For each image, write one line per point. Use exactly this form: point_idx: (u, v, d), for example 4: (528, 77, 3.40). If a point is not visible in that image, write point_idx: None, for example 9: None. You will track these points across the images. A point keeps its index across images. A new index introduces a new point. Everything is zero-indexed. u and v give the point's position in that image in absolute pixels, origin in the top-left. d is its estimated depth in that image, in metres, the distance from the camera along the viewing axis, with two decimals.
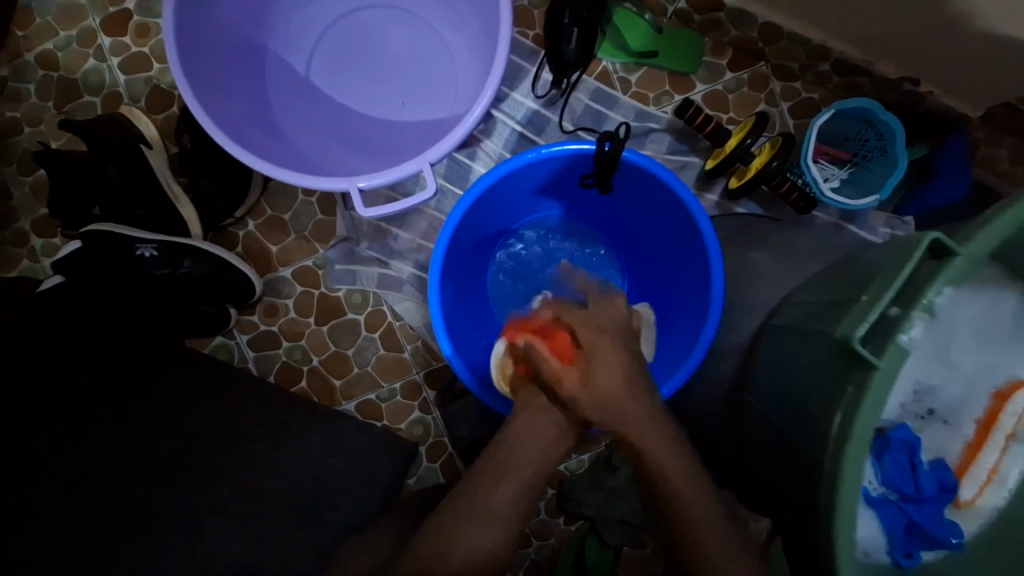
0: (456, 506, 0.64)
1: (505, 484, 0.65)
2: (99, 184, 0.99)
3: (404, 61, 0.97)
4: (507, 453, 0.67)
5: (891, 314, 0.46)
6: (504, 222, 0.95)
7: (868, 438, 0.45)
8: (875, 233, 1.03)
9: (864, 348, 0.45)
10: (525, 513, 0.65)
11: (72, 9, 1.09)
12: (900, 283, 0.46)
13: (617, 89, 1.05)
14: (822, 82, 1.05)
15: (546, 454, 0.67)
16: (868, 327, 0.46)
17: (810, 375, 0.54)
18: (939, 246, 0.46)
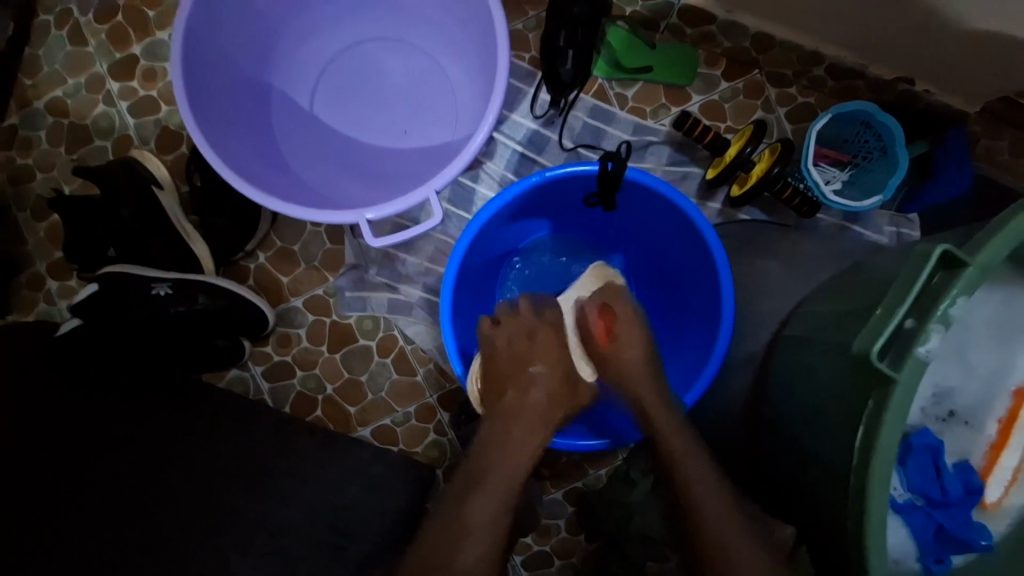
0: (432, 528, 0.65)
1: (477, 496, 0.66)
2: (112, 226, 1.01)
3: (405, 90, 0.99)
4: (483, 467, 0.69)
5: (906, 326, 0.46)
6: (510, 243, 0.95)
7: (891, 454, 0.45)
8: (881, 233, 1.03)
9: (882, 363, 0.45)
10: (504, 522, 0.65)
11: (81, 57, 1.12)
12: (914, 295, 0.46)
13: (615, 105, 1.06)
14: (817, 86, 1.04)
15: (514, 461, 0.69)
16: (885, 341, 0.46)
17: (826, 388, 0.54)
18: (949, 256, 0.46)
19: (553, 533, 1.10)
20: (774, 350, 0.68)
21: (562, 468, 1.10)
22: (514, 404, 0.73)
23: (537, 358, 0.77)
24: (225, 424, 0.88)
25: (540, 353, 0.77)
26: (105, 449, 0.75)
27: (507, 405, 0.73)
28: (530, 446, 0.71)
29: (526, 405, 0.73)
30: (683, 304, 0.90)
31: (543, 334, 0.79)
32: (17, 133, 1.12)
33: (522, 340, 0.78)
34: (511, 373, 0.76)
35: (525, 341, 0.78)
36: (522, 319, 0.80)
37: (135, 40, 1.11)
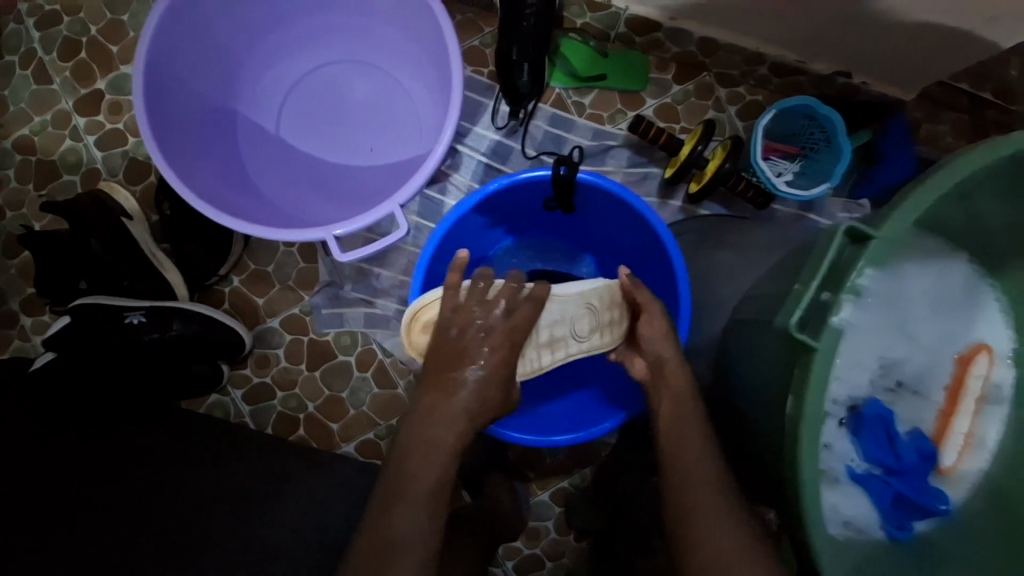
0: (364, 540, 0.63)
1: (399, 506, 0.64)
2: (84, 259, 1.02)
3: (368, 109, 1.02)
4: (404, 474, 0.67)
5: (823, 299, 0.49)
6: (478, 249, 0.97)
7: (819, 423, 0.47)
8: (835, 218, 1.08)
9: (802, 333, 0.48)
10: (427, 534, 0.63)
11: (46, 95, 1.13)
12: (826, 268, 0.49)
13: (573, 112, 1.10)
14: (763, 84, 1.10)
15: (438, 463, 0.67)
16: (803, 313, 0.49)
17: (772, 366, 0.56)
18: (856, 232, 0.49)
19: (542, 535, 1.10)
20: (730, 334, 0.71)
21: (547, 469, 1.11)
22: (438, 402, 0.70)
23: (481, 359, 0.71)
24: (204, 448, 0.89)
25: (494, 350, 0.71)
26: (80, 477, 0.75)
27: (434, 404, 0.70)
28: (448, 444, 0.69)
29: (451, 406, 0.69)
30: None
31: (491, 332, 0.72)
32: None
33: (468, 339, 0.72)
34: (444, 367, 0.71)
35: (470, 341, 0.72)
36: (481, 317, 0.73)
37: (100, 75, 1.13)
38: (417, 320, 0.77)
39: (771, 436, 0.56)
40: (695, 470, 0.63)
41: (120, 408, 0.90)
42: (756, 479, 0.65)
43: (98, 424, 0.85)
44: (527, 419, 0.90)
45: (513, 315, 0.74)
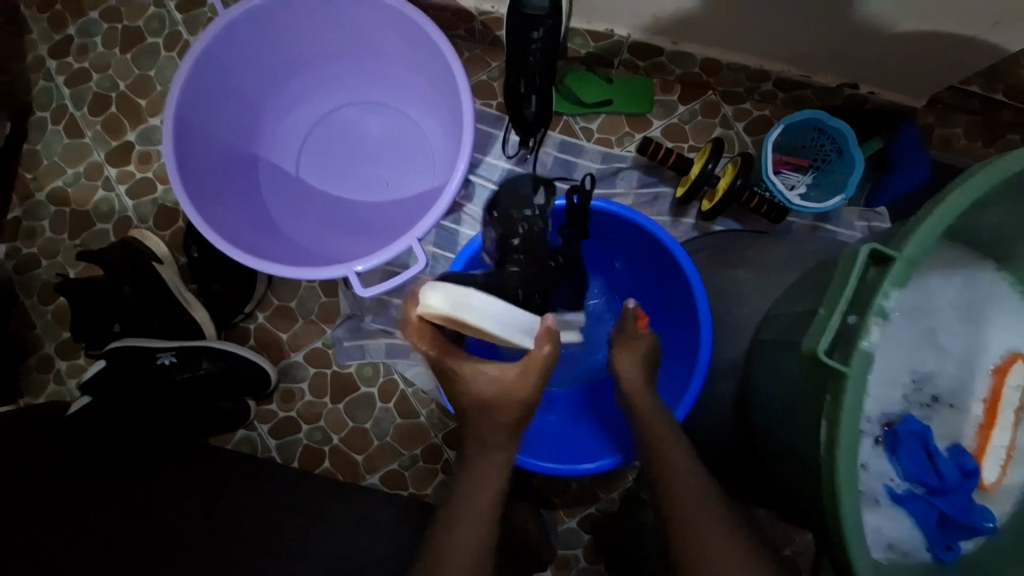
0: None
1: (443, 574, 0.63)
2: (116, 303, 1.05)
3: (383, 146, 1.06)
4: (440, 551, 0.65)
5: (851, 322, 0.49)
6: (493, 203, 0.90)
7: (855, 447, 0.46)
8: (853, 228, 1.07)
9: (831, 359, 0.48)
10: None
11: (79, 149, 1.20)
12: (850, 293, 0.49)
13: (581, 137, 1.12)
14: (768, 100, 1.11)
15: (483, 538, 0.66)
16: (831, 338, 0.49)
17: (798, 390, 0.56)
18: (878, 254, 0.49)
19: (571, 565, 1.08)
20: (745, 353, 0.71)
21: (573, 496, 1.09)
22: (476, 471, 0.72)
23: (502, 410, 0.74)
24: (232, 487, 0.90)
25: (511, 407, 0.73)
26: (119, 518, 0.77)
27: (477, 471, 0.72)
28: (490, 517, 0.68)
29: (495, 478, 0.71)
30: (667, 317, 0.91)
31: (527, 384, 0.73)
32: (20, 225, 1.19)
33: (500, 382, 0.74)
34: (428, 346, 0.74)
35: (516, 390, 0.73)
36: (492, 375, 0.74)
37: (129, 128, 1.20)
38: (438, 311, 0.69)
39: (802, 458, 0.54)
40: (715, 505, 0.67)
41: (153, 449, 0.92)
42: (791, 503, 0.63)
43: (134, 465, 0.86)
44: (551, 444, 0.89)
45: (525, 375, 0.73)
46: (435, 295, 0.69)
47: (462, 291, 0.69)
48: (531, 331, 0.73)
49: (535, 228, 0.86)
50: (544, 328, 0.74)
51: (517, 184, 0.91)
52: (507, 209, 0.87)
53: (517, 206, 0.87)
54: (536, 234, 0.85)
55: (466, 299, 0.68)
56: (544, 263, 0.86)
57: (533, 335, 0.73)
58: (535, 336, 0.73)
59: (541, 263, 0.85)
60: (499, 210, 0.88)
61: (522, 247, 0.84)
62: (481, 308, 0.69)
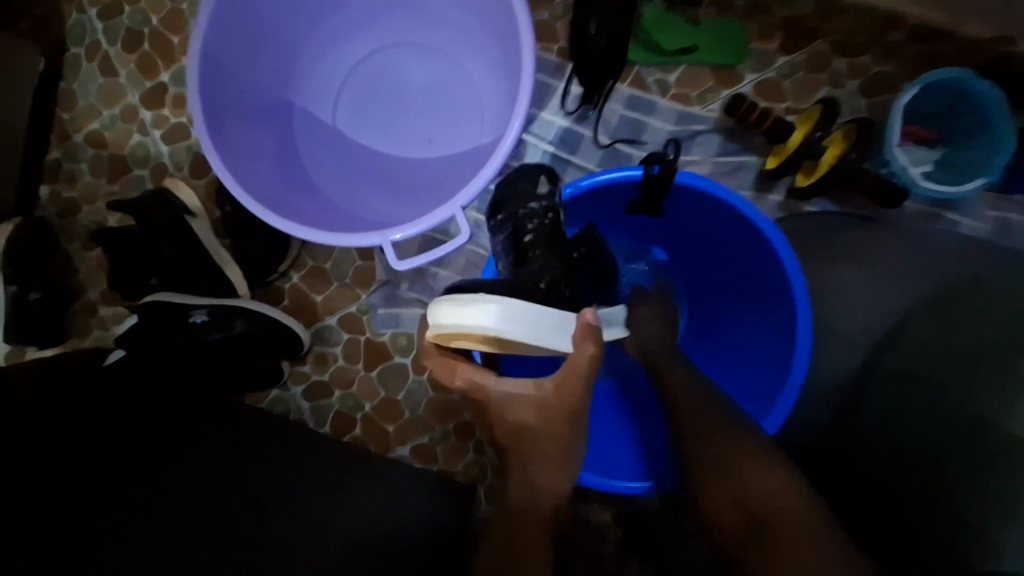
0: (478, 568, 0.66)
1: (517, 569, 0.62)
2: (150, 255, 1.02)
3: (427, 95, 0.94)
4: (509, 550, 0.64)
5: None
6: (497, 203, 0.82)
7: None
8: (979, 219, 0.90)
9: None
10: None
11: (114, 88, 1.14)
12: None
13: (655, 92, 0.96)
14: (894, 53, 0.91)
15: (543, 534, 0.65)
16: None
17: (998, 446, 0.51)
18: None
19: None
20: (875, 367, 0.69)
21: None
22: (521, 479, 0.67)
23: (546, 434, 0.66)
24: (263, 451, 0.87)
25: (555, 427, 0.66)
26: (149, 480, 0.75)
27: (524, 479, 0.67)
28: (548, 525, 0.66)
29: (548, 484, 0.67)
30: (750, 314, 0.83)
31: (573, 395, 0.65)
32: (60, 167, 1.16)
33: (540, 402, 0.65)
34: (456, 378, 0.65)
35: (557, 407, 0.65)
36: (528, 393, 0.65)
37: (163, 68, 1.13)
38: (454, 334, 0.61)
39: (957, 499, 0.52)
40: None
41: (184, 408, 0.90)
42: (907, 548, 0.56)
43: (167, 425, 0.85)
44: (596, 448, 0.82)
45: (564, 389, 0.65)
46: (462, 309, 0.60)
47: (489, 302, 0.59)
48: (570, 328, 0.64)
49: (546, 221, 0.77)
50: (583, 324, 0.63)
51: (518, 174, 0.82)
52: (513, 207, 0.79)
53: (520, 201, 0.79)
54: (547, 227, 0.77)
55: (497, 309, 0.59)
56: (567, 255, 0.77)
57: (573, 334, 0.63)
58: (574, 337, 0.63)
59: (562, 256, 0.76)
60: (505, 211, 0.80)
61: (535, 244, 0.76)
62: (497, 324, 0.59)
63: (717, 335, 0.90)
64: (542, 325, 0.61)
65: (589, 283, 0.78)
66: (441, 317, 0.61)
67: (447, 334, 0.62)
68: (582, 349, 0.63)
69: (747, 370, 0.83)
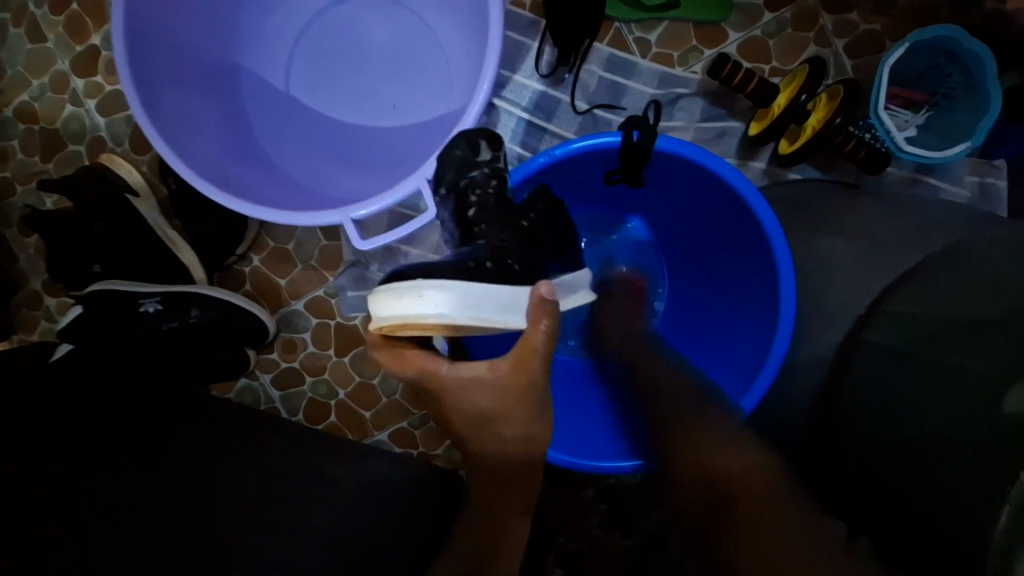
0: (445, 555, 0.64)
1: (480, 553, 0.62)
2: (92, 238, 0.93)
3: (389, 57, 0.87)
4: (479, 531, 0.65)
5: None
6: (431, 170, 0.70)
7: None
8: (961, 184, 0.88)
9: None
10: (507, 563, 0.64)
11: (41, 54, 1.02)
12: None
13: (635, 53, 0.89)
14: (884, 9, 0.86)
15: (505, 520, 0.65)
16: None
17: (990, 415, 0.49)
18: None
19: None
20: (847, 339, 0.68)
21: None
22: (489, 467, 0.65)
23: (508, 420, 0.62)
24: (228, 445, 0.82)
25: (514, 411, 0.62)
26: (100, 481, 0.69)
27: (490, 467, 0.65)
28: (514, 509, 0.65)
29: (518, 473, 0.65)
30: (730, 288, 0.81)
31: (532, 375, 0.60)
32: None
33: (499, 386, 0.61)
34: (409, 367, 0.61)
35: (512, 388, 0.61)
36: (485, 375, 0.61)
37: (94, 29, 1.01)
38: (394, 327, 0.57)
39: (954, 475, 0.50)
40: None
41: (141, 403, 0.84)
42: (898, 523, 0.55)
43: (124, 420, 0.79)
44: (574, 429, 0.79)
45: (520, 370, 0.60)
46: (426, 299, 0.55)
47: (455, 287, 0.56)
48: (523, 305, 0.60)
49: (490, 190, 0.68)
50: (537, 300, 0.60)
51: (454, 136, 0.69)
52: (453, 177, 0.68)
53: (459, 170, 0.68)
54: (493, 198, 0.67)
55: (463, 294, 0.56)
56: (517, 224, 0.68)
57: (526, 311, 0.60)
58: (528, 314, 0.60)
59: (511, 225, 0.67)
60: (446, 183, 0.68)
61: (481, 217, 0.67)
62: (435, 310, 0.55)
63: (693, 311, 0.88)
64: (490, 304, 0.58)
65: (546, 245, 0.73)
66: (402, 309, 0.56)
67: (384, 325, 0.58)
68: (539, 327, 0.58)
69: (725, 347, 0.81)
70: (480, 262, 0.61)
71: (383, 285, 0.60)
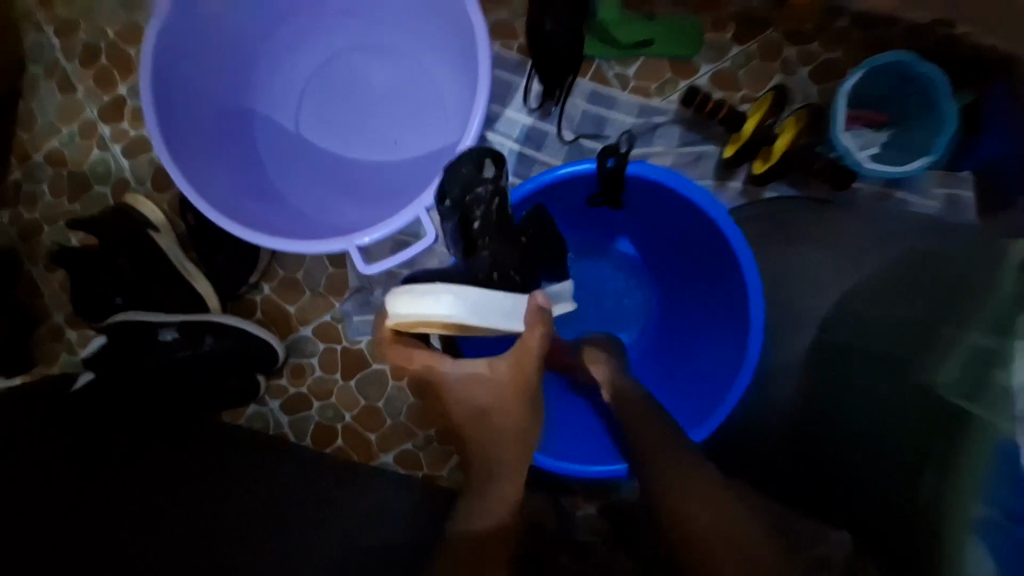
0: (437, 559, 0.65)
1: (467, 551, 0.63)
2: (114, 272, 0.99)
3: (390, 98, 0.94)
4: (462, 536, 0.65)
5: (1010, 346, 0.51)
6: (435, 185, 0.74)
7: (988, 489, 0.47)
8: (931, 196, 0.93)
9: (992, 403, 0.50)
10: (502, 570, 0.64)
11: (72, 105, 1.12)
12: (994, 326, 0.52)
13: (615, 87, 0.97)
14: (843, 39, 0.94)
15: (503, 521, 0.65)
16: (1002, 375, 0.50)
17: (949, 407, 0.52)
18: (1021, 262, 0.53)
19: None
20: (828, 341, 0.73)
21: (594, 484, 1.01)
22: (484, 470, 0.67)
23: (506, 415, 0.65)
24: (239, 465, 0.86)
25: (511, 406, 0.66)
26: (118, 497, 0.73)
27: (486, 469, 0.67)
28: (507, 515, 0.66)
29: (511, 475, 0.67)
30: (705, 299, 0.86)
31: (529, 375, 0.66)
32: (20, 188, 1.13)
33: (496, 383, 0.65)
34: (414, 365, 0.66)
35: (512, 385, 0.65)
36: (484, 371, 0.65)
37: (121, 81, 1.10)
38: (411, 323, 0.62)
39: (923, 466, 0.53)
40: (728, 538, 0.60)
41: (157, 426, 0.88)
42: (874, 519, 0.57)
43: (141, 441, 0.83)
44: (566, 440, 0.83)
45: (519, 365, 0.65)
46: (443, 302, 0.60)
47: (469, 292, 0.61)
48: (522, 311, 0.65)
49: (492, 208, 0.72)
50: (535, 307, 0.65)
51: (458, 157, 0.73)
52: (458, 194, 0.72)
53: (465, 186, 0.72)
54: (495, 213, 0.72)
55: (475, 300, 0.61)
56: (515, 241, 0.75)
57: (525, 316, 0.65)
58: (525, 318, 0.65)
59: (513, 242, 0.73)
60: (450, 197, 0.72)
61: (484, 231, 0.71)
62: (453, 311, 0.60)
63: (677, 325, 0.92)
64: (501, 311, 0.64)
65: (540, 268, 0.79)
66: (419, 308, 0.60)
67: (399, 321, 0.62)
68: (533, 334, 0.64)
69: (703, 356, 0.84)
70: (488, 274, 0.68)
71: (401, 285, 0.63)
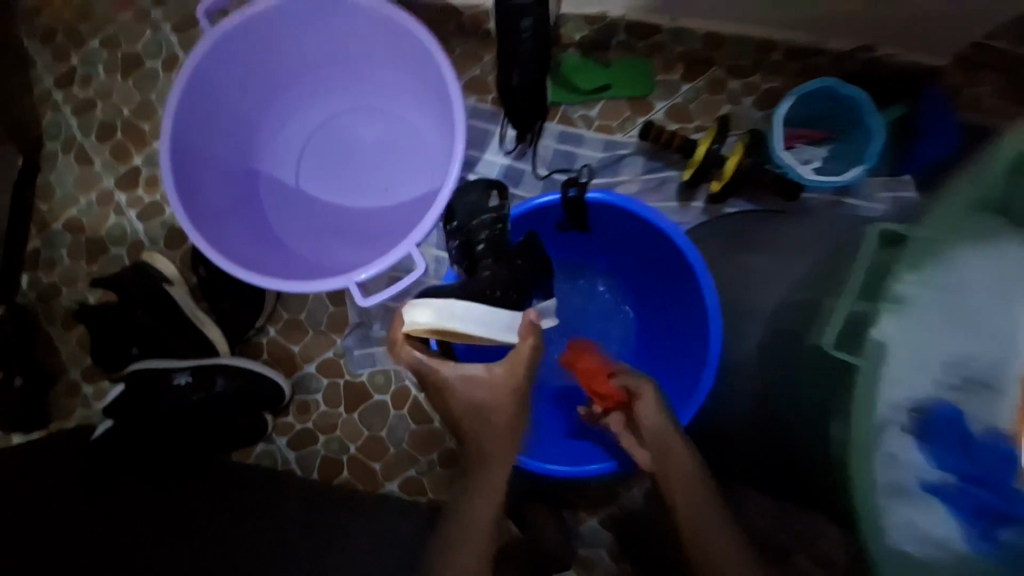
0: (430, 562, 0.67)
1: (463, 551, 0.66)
2: (130, 324, 1.07)
3: (378, 149, 1.05)
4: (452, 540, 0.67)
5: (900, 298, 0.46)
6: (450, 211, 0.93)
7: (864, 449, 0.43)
8: (876, 200, 1.02)
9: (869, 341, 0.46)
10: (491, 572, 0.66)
11: (89, 176, 1.22)
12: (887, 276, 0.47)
13: (581, 126, 1.08)
14: (779, 70, 1.06)
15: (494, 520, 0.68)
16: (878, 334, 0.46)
17: None
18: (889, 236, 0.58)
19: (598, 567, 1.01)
20: (775, 334, 0.78)
21: (595, 497, 1.03)
22: (477, 473, 0.70)
23: (501, 417, 0.70)
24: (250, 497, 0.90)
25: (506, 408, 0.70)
26: (140, 531, 0.77)
27: (478, 473, 0.70)
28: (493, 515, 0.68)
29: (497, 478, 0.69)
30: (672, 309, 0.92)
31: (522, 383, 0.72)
32: (40, 255, 1.22)
33: (491, 388, 0.71)
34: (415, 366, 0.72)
35: (506, 387, 0.71)
36: (480, 375, 0.71)
37: (136, 152, 1.22)
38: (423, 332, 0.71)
39: None
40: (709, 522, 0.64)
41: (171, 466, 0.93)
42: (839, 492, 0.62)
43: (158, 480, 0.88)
44: (557, 448, 0.88)
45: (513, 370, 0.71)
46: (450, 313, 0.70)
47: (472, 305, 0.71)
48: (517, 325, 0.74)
49: (494, 231, 0.87)
50: (528, 321, 0.74)
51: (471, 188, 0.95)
52: (465, 219, 0.90)
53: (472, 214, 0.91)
54: (496, 236, 0.87)
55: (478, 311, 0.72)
56: (510, 263, 0.84)
57: (520, 328, 0.74)
58: (520, 330, 0.74)
59: (506, 262, 0.84)
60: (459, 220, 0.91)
61: (485, 252, 0.86)
62: (460, 320, 0.70)
63: (653, 336, 0.98)
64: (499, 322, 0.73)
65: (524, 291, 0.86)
66: (429, 318, 0.70)
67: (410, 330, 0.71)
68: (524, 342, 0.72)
69: (675, 362, 0.91)
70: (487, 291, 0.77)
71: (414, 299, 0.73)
